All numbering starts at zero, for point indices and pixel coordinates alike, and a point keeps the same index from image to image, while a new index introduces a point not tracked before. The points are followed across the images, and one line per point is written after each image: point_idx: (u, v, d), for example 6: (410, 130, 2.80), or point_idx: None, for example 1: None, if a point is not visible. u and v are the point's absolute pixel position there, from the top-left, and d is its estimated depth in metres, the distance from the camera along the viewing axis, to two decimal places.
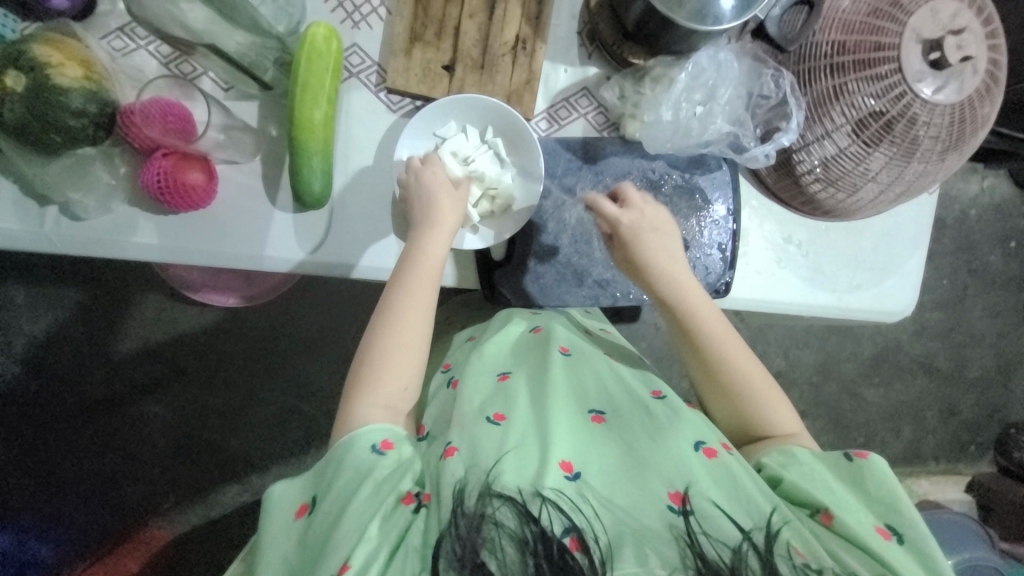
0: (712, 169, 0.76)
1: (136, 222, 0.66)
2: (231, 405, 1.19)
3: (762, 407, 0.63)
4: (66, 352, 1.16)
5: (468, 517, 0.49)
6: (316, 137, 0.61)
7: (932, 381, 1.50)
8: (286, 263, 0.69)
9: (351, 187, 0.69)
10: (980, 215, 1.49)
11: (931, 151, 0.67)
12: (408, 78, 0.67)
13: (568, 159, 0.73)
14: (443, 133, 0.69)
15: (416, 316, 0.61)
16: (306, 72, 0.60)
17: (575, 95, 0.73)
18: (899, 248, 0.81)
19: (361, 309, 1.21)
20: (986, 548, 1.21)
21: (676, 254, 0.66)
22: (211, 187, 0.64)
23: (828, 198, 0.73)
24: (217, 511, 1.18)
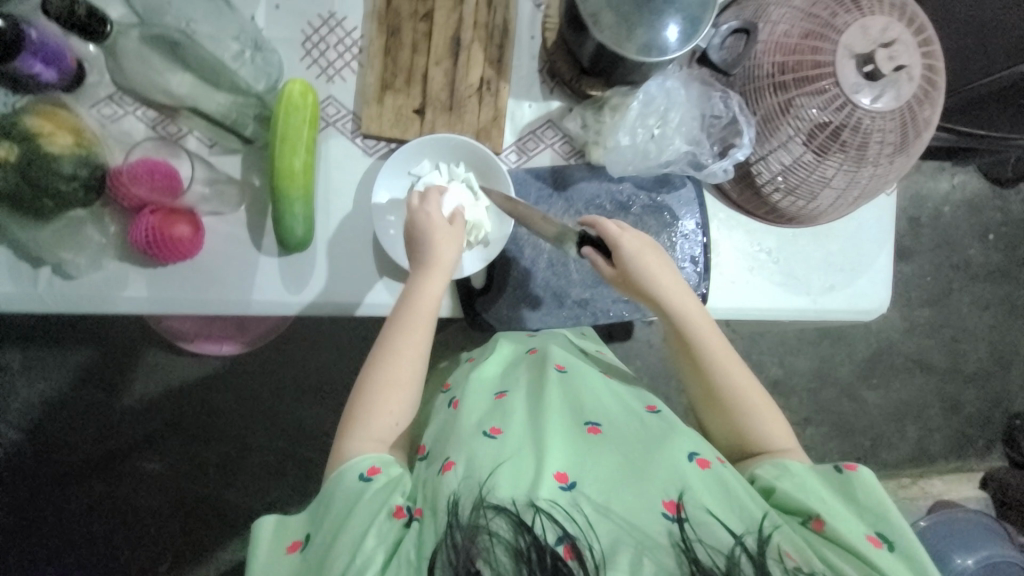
0: (677, 187, 0.79)
1: (126, 277, 0.68)
2: (227, 455, 1.18)
3: (760, 423, 0.64)
4: (64, 414, 1.16)
5: (463, 530, 0.49)
6: (296, 184, 0.65)
7: (931, 378, 1.51)
8: (273, 306, 0.71)
9: (335, 228, 0.72)
10: (954, 211, 1.54)
11: (880, 153, 0.71)
12: (382, 123, 0.71)
13: (539, 187, 0.77)
14: (417, 170, 0.73)
15: (410, 352, 0.63)
16: (284, 125, 0.64)
17: (540, 127, 0.78)
18: (868, 248, 0.84)
19: (354, 348, 1.22)
20: (1006, 544, 1.18)
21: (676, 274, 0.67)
22: (197, 238, 0.66)
23: (790, 206, 0.77)
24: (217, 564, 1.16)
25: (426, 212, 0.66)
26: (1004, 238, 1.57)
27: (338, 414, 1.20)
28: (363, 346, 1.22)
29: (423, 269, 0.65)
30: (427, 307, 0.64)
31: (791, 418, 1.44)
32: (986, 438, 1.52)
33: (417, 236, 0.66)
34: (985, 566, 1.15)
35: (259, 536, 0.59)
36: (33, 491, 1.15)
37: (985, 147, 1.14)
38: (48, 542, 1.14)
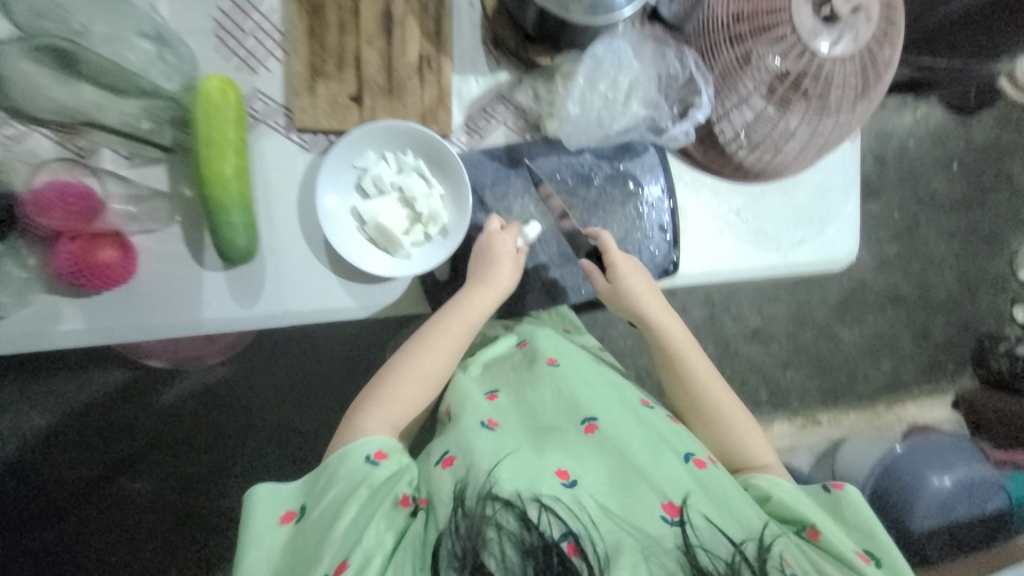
0: (639, 154, 0.76)
1: (59, 311, 0.63)
2: (220, 464, 1.13)
3: (744, 441, 0.67)
4: (43, 441, 1.10)
5: (468, 520, 0.48)
6: (230, 191, 0.59)
7: (902, 310, 1.55)
8: (227, 323, 0.67)
9: (284, 233, 0.68)
10: (918, 144, 1.54)
11: (842, 100, 0.69)
12: (317, 115, 0.66)
13: (496, 168, 0.73)
14: (363, 163, 0.68)
15: (443, 362, 0.65)
16: (205, 126, 0.57)
17: (490, 103, 0.73)
18: (834, 197, 0.83)
19: (330, 347, 1.14)
20: (977, 462, 1.19)
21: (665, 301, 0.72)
22: (128, 260, 0.63)
23: (754, 161, 0.74)
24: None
25: (499, 236, 0.69)
26: (966, 167, 1.58)
27: (323, 421, 1.15)
28: (341, 342, 1.14)
29: (482, 286, 0.68)
30: (475, 320, 0.67)
31: (772, 363, 1.46)
32: (954, 362, 1.58)
33: (483, 256, 0.68)
34: (961, 485, 1.15)
35: (250, 502, 0.55)
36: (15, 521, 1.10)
37: (945, 78, 1.13)
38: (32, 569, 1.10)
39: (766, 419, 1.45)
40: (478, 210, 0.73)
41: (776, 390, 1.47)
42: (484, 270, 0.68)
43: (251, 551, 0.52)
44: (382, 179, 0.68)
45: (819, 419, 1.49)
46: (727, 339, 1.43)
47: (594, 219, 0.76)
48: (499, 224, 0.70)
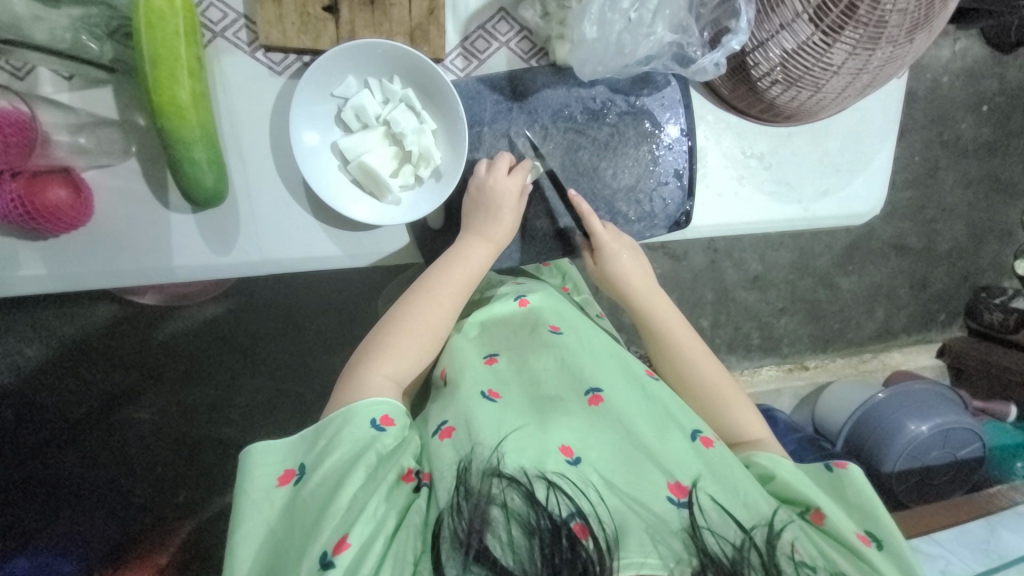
0: (660, 87, 0.67)
1: (15, 254, 0.57)
2: (215, 400, 1.08)
3: (731, 415, 0.65)
4: (32, 377, 1.03)
5: (474, 497, 0.47)
6: (189, 121, 0.51)
7: (904, 260, 1.52)
8: (203, 271, 0.62)
9: (259, 173, 0.61)
10: (952, 81, 1.41)
11: (898, 37, 0.59)
12: (285, 29, 0.56)
13: (496, 100, 0.64)
14: (342, 91, 0.59)
15: (442, 316, 0.62)
16: (152, 43, 0.48)
17: (491, 20, 0.63)
18: (867, 143, 0.76)
19: (320, 283, 1.08)
20: (959, 411, 1.15)
21: (647, 272, 0.71)
22: (81, 202, 0.56)
23: (789, 101, 0.66)
24: (206, 520, 1.08)
25: (498, 180, 0.63)
26: (998, 109, 1.47)
27: (324, 353, 1.10)
28: (334, 286, 1.09)
29: (479, 240, 0.64)
30: (474, 274, 0.64)
31: (767, 310, 1.45)
32: (948, 312, 1.58)
33: (480, 204, 0.63)
34: (938, 433, 1.12)
35: (244, 465, 0.53)
36: (7, 461, 1.04)
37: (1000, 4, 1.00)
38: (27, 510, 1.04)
39: (755, 365, 1.47)
40: (474, 151, 0.66)
41: (768, 335, 1.47)
42: (487, 224, 0.64)
43: (245, 517, 0.50)
44: (364, 112, 0.59)
45: (807, 364, 1.51)
46: (725, 285, 1.40)
47: (604, 163, 0.68)
48: (504, 166, 0.64)
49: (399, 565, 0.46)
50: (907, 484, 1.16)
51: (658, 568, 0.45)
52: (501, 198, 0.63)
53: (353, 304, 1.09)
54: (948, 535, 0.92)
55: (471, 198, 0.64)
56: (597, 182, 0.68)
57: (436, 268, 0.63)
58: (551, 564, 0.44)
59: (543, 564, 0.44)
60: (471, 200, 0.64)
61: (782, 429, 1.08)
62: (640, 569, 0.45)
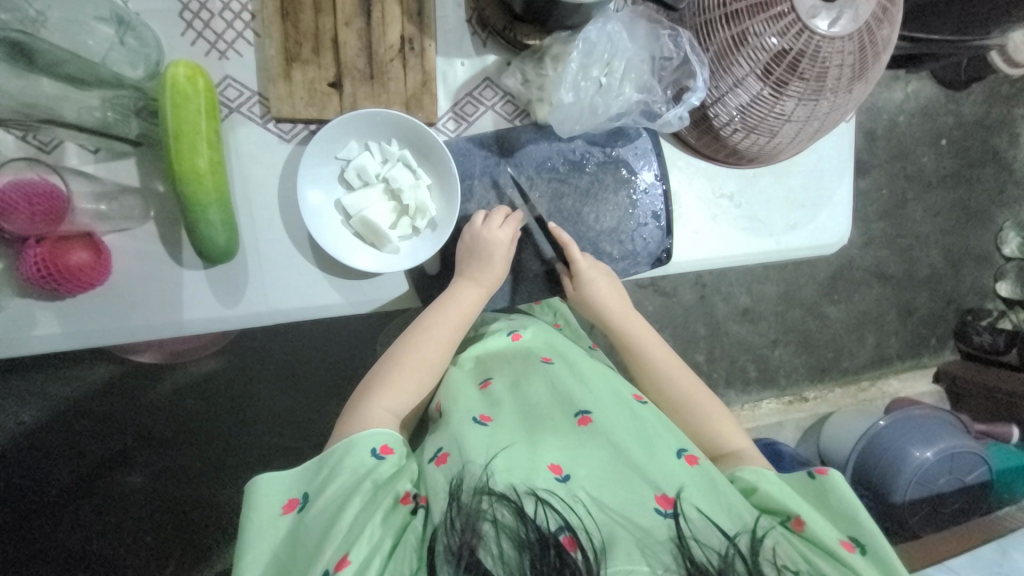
0: (632, 139, 0.74)
1: (33, 315, 0.60)
2: (211, 456, 1.07)
3: (712, 429, 0.67)
4: (25, 442, 1.02)
5: (464, 513, 0.48)
6: (205, 185, 0.56)
7: (887, 287, 1.57)
8: (211, 323, 0.65)
9: (266, 228, 0.65)
10: (908, 120, 1.53)
11: (837, 86, 0.66)
12: (294, 103, 0.62)
13: (484, 156, 0.71)
14: (345, 154, 0.65)
15: (441, 350, 0.65)
16: (175, 120, 0.54)
17: (477, 87, 0.71)
18: (828, 180, 0.82)
19: (320, 332, 1.10)
20: (960, 434, 1.15)
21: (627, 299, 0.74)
22: (102, 262, 0.60)
23: (751, 145, 0.72)
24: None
25: (491, 231, 0.68)
26: (955, 142, 1.58)
27: (322, 406, 1.10)
28: (333, 337, 1.11)
29: (472, 284, 0.68)
30: (468, 315, 0.67)
31: (760, 342, 1.48)
32: (938, 336, 1.62)
33: (476, 250, 0.68)
34: (945, 458, 1.12)
35: (250, 495, 0.54)
36: None
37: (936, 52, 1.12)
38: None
39: (754, 398, 1.48)
40: (467, 202, 0.71)
41: (764, 367, 1.49)
42: (477, 262, 0.68)
43: (252, 544, 0.52)
44: (364, 171, 0.65)
45: (806, 395, 1.52)
46: (717, 319, 1.44)
47: (587, 208, 0.74)
48: (498, 218, 0.69)
49: None
50: (922, 512, 1.15)
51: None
52: (492, 240, 0.67)
53: (352, 352, 1.11)
54: (962, 561, 0.90)
55: (465, 245, 0.68)
56: (581, 226, 0.74)
57: (433, 307, 0.66)
58: None
59: None
60: (464, 248, 0.68)
61: (786, 460, 1.07)
62: None
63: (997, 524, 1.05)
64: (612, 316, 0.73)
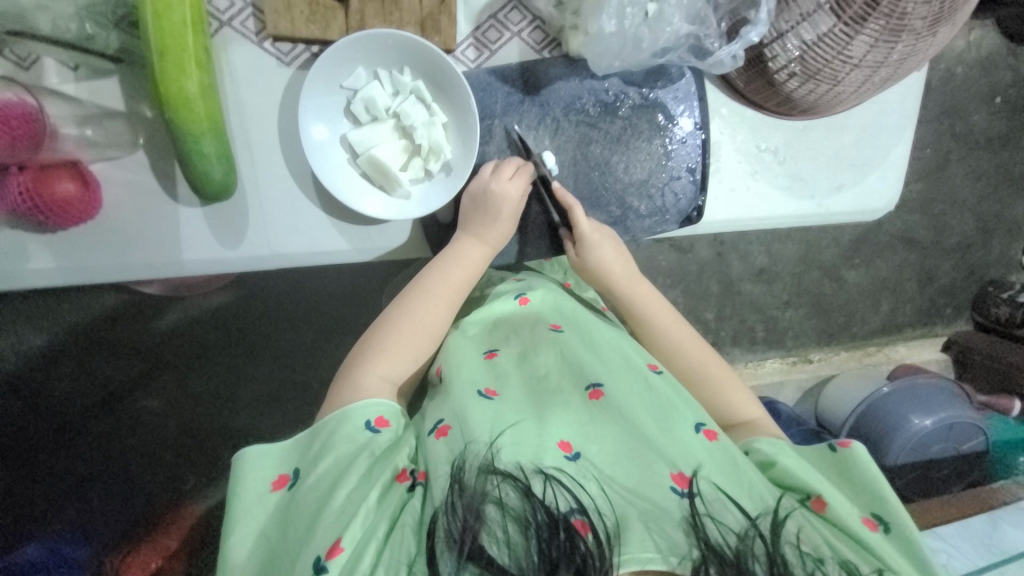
0: (674, 79, 0.66)
1: (24, 247, 0.57)
2: (221, 385, 1.09)
3: (727, 402, 0.65)
4: (38, 366, 1.03)
5: (469, 496, 0.45)
6: (197, 114, 0.50)
7: (912, 253, 1.50)
8: (213, 265, 0.61)
9: (266, 167, 0.60)
10: (966, 72, 1.38)
11: (919, 29, 0.57)
12: (293, 19, 0.55)
13: (507, 92, 0.64)
14: (352, 83, 0.58)
15: (440, 318, 0.63)
16: (157, 33, 0.47)
17: (503, 9, 0.63)
18: (883, 138, 0.74)
19: (321, 273, 1.08)
20: (966, 406, 1.13)
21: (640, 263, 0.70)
22: (90, 194, 0.56)
23: (807, 95, 0.64)
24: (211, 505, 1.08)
25: (498, 186, 0.62)
26: (1011, 100, 1.44)
27: (324, 344, 1.10)
28: (336, 279, 1.08)
29: (475, 242, 0.64)
30: (469, 276, 0.63)
31: (773, 303, 1.44)
32: (954, 306, 1.57)
33: (480, 206, 0.62)
34: (942, 427, 1.10)
35: (238, 470, 0.53)
36: (13, 449, 1.04)
37: None
38: (42, 494, 1.05)
39: (759, 357, 1.46)
40: (484, 144, 0.65)
41: (773, 328, 1.46)
42: (484, 220, 0.63)
43: (242, 521, 0.51)
44: (374, 104, 0.59)
45: (811, 358, 1.50)
46: (731, 278, 1.39)
47: (616, 157, 0.67)
48: (507, 170, 0.62)
49: (394, 565, 0.45)
50: (911, 478, 1.15)
51: (662, 563, 0.44)
52: (495, 193, 0.62)
53: (355, 295, 1.09)
54: (950, 530, 0.93)
55: (471, 198, 0.63)
56: (609, 176, 0.67)
57: (436, 266, 0.63)
58: (549, 559, 0.42)
59: (541, 561, 0.43)
60: (468, 205, 0.63)
61: (785, 421, 1.06)
62: (643, 565, 0.44)
63: (989, 496, 1.07)
64: (627, 284, 0.69)
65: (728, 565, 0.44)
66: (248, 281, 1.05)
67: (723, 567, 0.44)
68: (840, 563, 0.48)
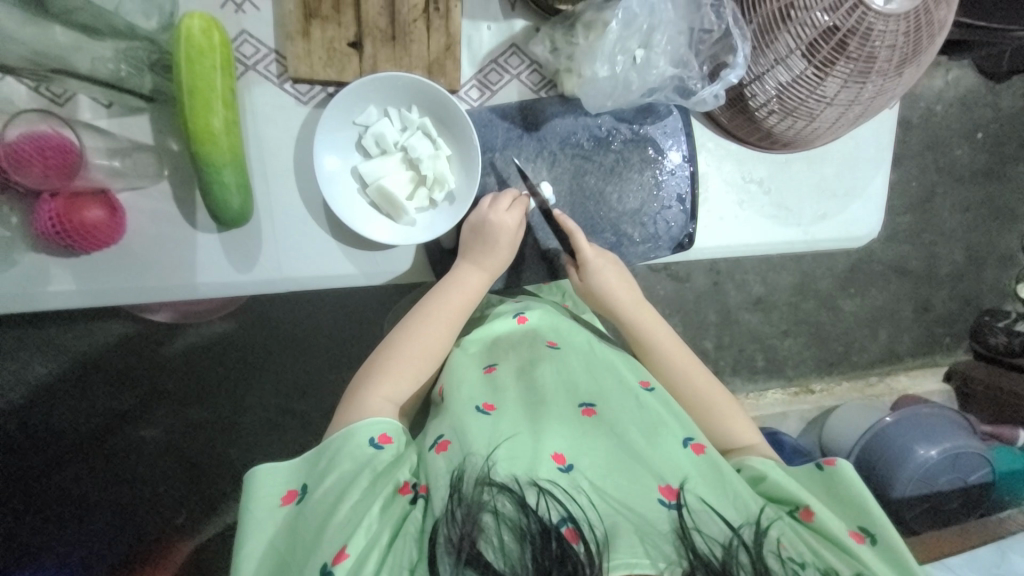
0: (662, 116, 0.71)
1: (48, 270, 0.60)
2: (221, 414, 1.09)
3: (723, 425, 0.66)
4: (41, 393, 1.04)
5: (466, 505, 0.46)
6: (221, 147, 0.54)
7: (906, 283, 1.53)
8: (225, 288, 0.64)
9: (280, 194, 0.64)
10: (945, 110, 1.46)
11: (886, 71, 0.62)
12: (313, 63, 0.60)
13: (507, 128, 0.68)
14: (364, 119, 0.63)
15: (441, 339, 0.65)
16: (189, 75, 0.51)
17: (504, 54, 0.68)
18: (863, 170, 0.79)
19: (325, 301, 1.10)
20: (968, 434, 1.13)
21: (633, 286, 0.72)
22: (116, 220, 0.60)
23: (787, 129, 0.69)
24: (208, 536, 1.07)
25: (498, 215, 0.65)
26: (991, 136, 1.51)
27: (327, 373, 1.11)
28: (340, 306, 1.11)
29: (476, 267, 0.67)
30: (469, 300, 0.66)
31: (771, 332, 1.45)
32: (951, 335, 1.58)
33: (479, 232, 0.66)
34: (946, 456, 1.10)
35: (248, 486, 0.54)
36: (7, 478, 1.04)
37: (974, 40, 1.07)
38: (33, 524, 1.04)
39: (759, 387, 1.46)
40: (486, 175, 0.69)
41: (772, 357, 1.47)
42: (484, 244, 0.66)
43: (250, 534, 0.51)
44: (384, 137, 0.63)
45: (811, 387, 1.50)
46: (729, 306, 1.41)
47: (610, 187, 0.71)
48: (505, 202, 0.66)
49: (396, 571, 0.46)
50: (918, 509, 1.13)
51: (649, 568, 0.44)
52: (495, 219, 0.65)
53: (359, 322, 1.11)
54: (959, 561, 0.92)
55: (471, 227, 0.66)
56: (603, 205, 0.71)
57: (437, 289, 0.66)
58: (540, 567, 0.43)
59: (534, 568, 0.44)
60: (469, 231, 0.66)
61: (787, 451, 1.06)
62: (630, 569, 0.44)
63: (998, 526, 1.05)
64: (620, 306, 0.71)
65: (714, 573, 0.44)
66: (255, 309, 1.08)
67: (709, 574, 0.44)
68: (822, 570, 0.49)
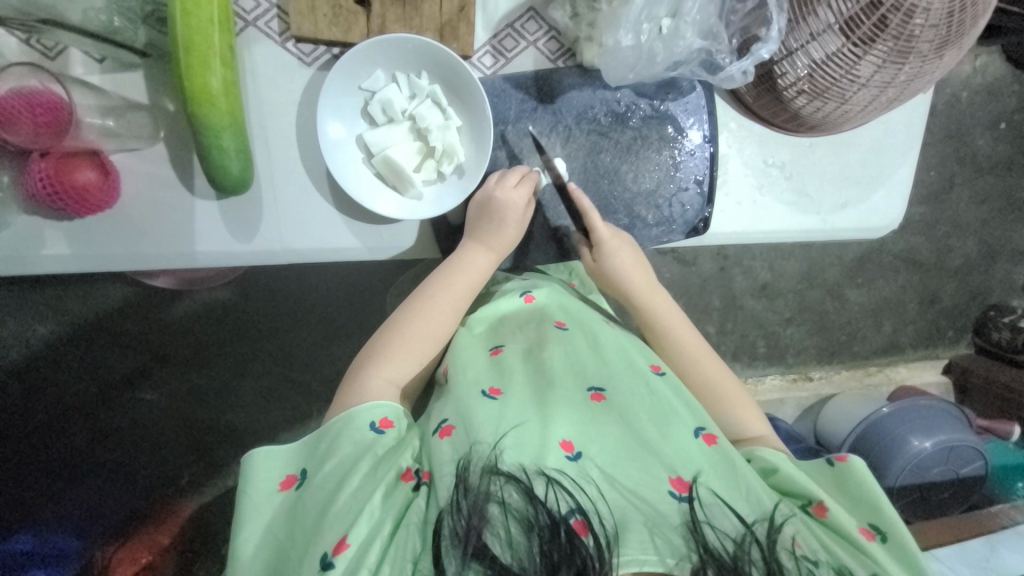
0: (684, 93, 0.68)
1: (41, 233, 0.58)
2: (220, 380, 1.09)
3: (730, 413, 0.65)
4: (39, 356, 1.04)
5: (472, 495, 0.46)
6: (219, 109, 0.51)
7: (915, 275, 1.50)
8: (226, 257, 0.62)
9: (282, 162, 0.61)
10: (972, 97, 1.40)
11: (925, 52, 0.58)
12: (317, 20, 0.56)
13: (521, 99, 0.65)
14: (370, 85, 0.60)
15: (445, 321, 0.63)
16: (185, 29, 0.48)
17: (520, 19, 0.64)
18: (889, 157, 0.75)
19: (326, 272, 1.08)
20: (966, 429, 1.13)
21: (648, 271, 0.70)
22: (110, 183, 0.57)
23: (814, 112, 0.65)
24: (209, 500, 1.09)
25: (504, 192, 0.62)
26: (1015, 127, 1.45)
27: (327, 344, 1.10)
28: (341, 278, 1.09)
29: (482, 247, 0.64)
30: (474, 282, 0.64)
31: (774, 319, 1.44)
32: (956, 328, 1.56)
33: (487, 212, 0.63)
34: (942, 449, 1.10)
35: (247, 470, 0.54)
36: (10, 438, 1.04)
37: None
38: (36, 482, 1.05)
39: (759, 374, 1.46)
40: (497, 149, 0.66)
41: (774, 345, 1.46)
42: (491, 224, 0.63)
43: (249, 520, 0.51)
44: (392, 105, 0.60)
45: (811, 375, 1.50)
46: (734, 292, 1.40)
47: (625, 166, 0.68)
48: (515, 177, 0.63)
49: (399, 564, 0.45)
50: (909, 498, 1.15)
51: (658, 565, 0.44)
52: (504, 198, 0.63)
53: (360, 295, 1.10)
54: (948, 552, 0.93)
55: (477, 206, 0.63)
56: (617, 185, 0.68)
57: (442, 269, 0.64)
58: (549, 561, 0.43)
59: (542, 562, 0.43)
60: (477, 210, 0.64)
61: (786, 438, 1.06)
62: (640, 567, 0.44)
63: (989, 519, 1.06)
64: (635, 290, 0.69)
65: (726, 568, 0.44)
66: (255, 278, 1.06)
67: (721, 570, 0.44)
68: (835, 568, 0.49)
